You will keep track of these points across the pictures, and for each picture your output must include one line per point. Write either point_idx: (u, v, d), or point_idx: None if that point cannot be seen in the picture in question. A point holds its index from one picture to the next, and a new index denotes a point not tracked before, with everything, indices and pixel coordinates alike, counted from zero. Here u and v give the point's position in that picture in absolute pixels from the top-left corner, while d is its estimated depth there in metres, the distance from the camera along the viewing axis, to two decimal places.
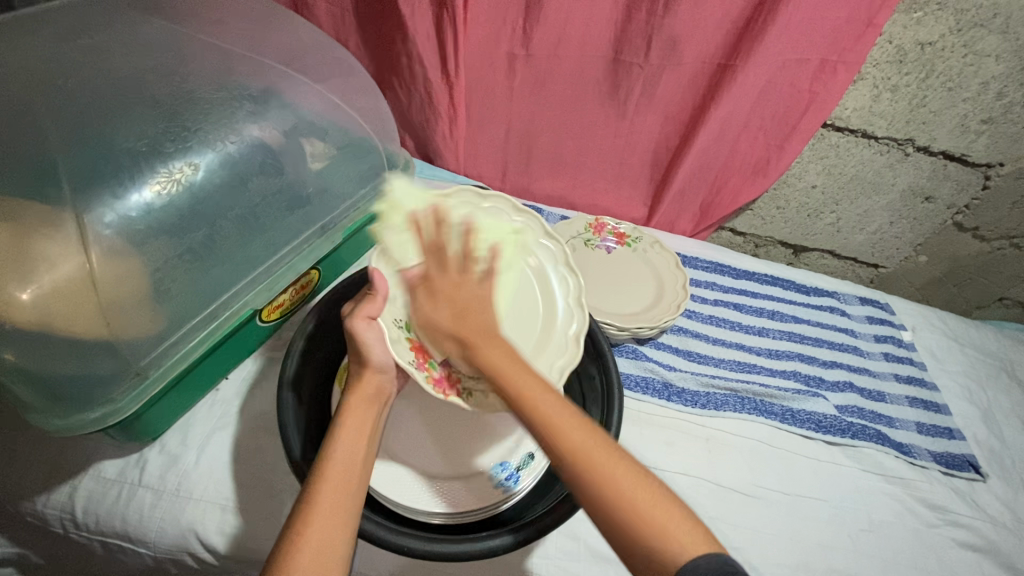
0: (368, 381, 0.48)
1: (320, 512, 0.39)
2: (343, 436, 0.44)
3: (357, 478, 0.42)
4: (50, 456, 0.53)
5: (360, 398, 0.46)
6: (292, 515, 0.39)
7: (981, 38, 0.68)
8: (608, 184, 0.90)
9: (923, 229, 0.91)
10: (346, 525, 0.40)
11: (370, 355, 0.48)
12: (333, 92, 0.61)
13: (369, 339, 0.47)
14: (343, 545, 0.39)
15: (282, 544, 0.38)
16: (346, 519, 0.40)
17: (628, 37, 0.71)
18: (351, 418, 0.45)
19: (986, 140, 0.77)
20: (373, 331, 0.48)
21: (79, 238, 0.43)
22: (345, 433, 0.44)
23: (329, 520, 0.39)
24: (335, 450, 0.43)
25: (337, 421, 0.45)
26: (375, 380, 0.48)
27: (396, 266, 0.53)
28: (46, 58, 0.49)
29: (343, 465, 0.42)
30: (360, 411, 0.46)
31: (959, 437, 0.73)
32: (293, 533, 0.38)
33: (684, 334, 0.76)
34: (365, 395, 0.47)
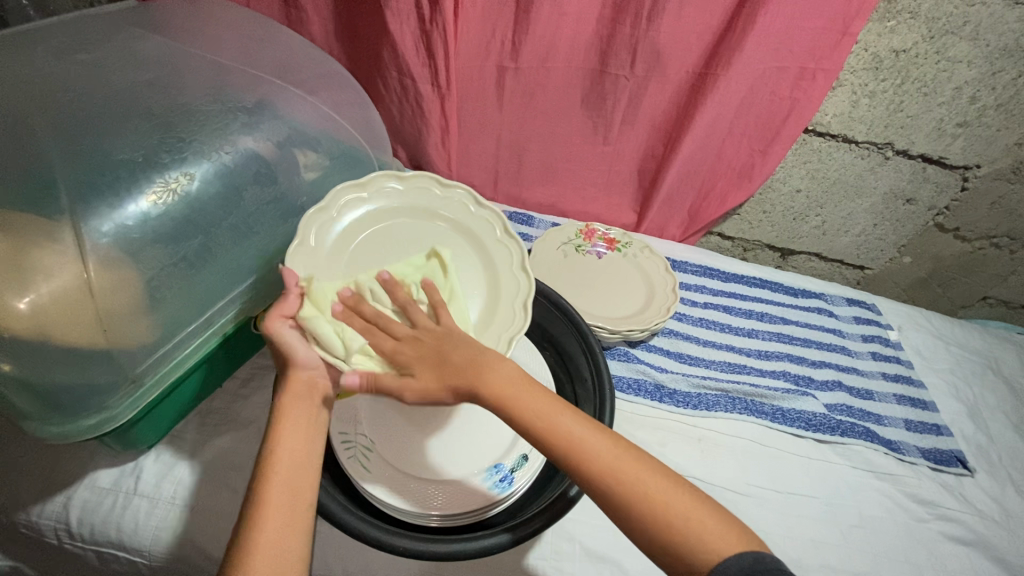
0: (296, 381, 0.48)
1: (266, 515, 0.40)
2: (281, 441, 0.44)
3: (302, 479, 0.43)
4: (44, 467, 0.53)
5: (294, 397, 0.47)
6: (241, 526, 0.40)
7: (953, 45, 0.70)
8: (597, 192, 0.92)
9: (906, 231, 0.93)
10: (295, 526, 0.41)
11: (296, 353, 0.48)
12: (325, 104, 0.62)
13: (288, 340, 0.48)
14: (295, 546, 0.40)
15: (234, 549, 0.39)
16: (294, 520, 0.41)
17: (613, 49, 0.73)
18: (287, 420, 0.46)
19: (962, 143, 0.80)
20: (292, 332, 0.48)
21: (76, 247, 0.43)
22: (281, 435, 0.45)
23: (275, 522, 0.40)
24: (274, 454, 0.44)
25: (272, 424, 0.46)
26: (303, 378, 0.48)
27: (317, 259, 0.52)
28: (44, 72, 0.51)
29: (283, 467, 0.43)
30: (294, 411, 0.46)
31: (946, 433, 0.74)
32: (240, 539, 0.40)
33: (675, 336, 0.77)
34: (296, 393, 0.47)
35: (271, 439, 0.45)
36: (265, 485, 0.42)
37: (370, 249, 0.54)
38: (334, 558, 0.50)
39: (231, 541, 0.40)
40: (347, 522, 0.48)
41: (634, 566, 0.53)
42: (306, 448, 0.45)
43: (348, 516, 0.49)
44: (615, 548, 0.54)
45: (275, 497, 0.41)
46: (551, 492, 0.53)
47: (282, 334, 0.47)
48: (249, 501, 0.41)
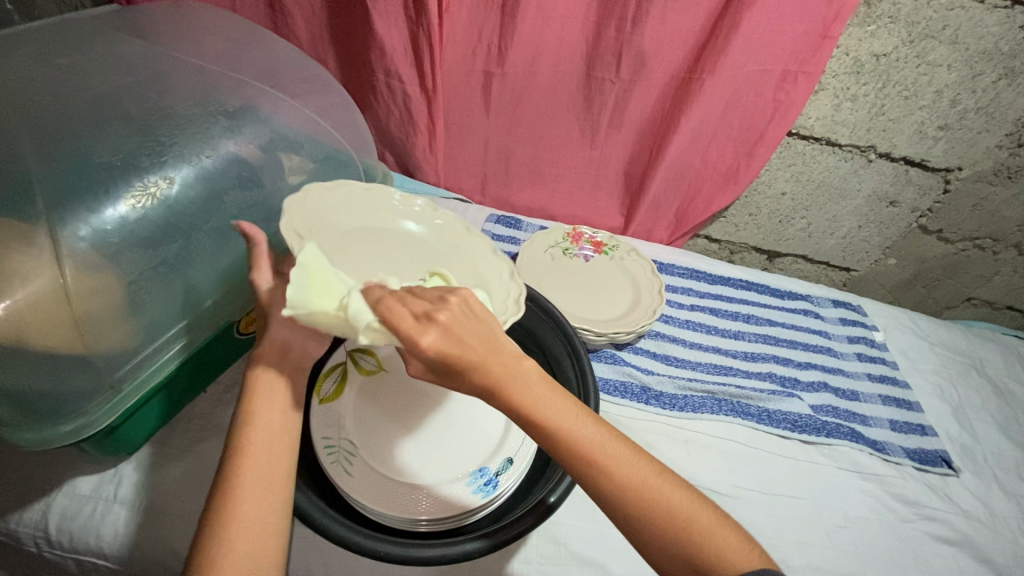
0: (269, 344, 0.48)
1: (243, 480, 0.40)
2: (256, 409, 0.44)
3: (279, 446, 0.43)
4: (22, 474, 0.52)
5: (266, 362, 0.47)
6: (215, 493, 0.40)
7: (933, 49, 0.71)
8: (584, 195, 0.92)
9: (890, 233, 0.94)
10: (273, 491, 0.41)
11: (266, 291, 0.49)
12: (309, 107, 0.62)
13: (263, 262, 0.50)
14: (273, 511, 0.41)
15: (211, 514, 0.39)
16: (272, 485, 0.41)
17: (599, 53, 0.74)
18: (261, 386, 0.46)
19: (943, 145, 0.81)
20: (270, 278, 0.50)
21: (52, 251, 0.43)
22: (256, 403, 0.45)
23: (255, 487, 0.40)
24: (250, 421, 0.44)
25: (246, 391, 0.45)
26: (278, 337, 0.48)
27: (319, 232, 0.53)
28: (22, 76, 0.50)
29: (259, 434, 0.43)
30: (266, 376, 0.46)
31: (931, 433, 0.75)
32: (218, 504, 0.40)
33: (661, 338, 0.78)
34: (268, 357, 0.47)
35: (246, 405, 0.44)
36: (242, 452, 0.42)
37: (365, 246, 0.56)
38: (317, 564, 0.50)
39: (207, 509, 0.40)
40: (331, 528, 0.47)
41: (620, 569, 0.53)
42: (282, 415, 0.45)
43: (331, 522, 0.48)
44: (601, 550, 0.54)
45: (252, 462, 0.41)
46: (536, 497, 0.52)
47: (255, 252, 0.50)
48: (224, 469, 0.41)
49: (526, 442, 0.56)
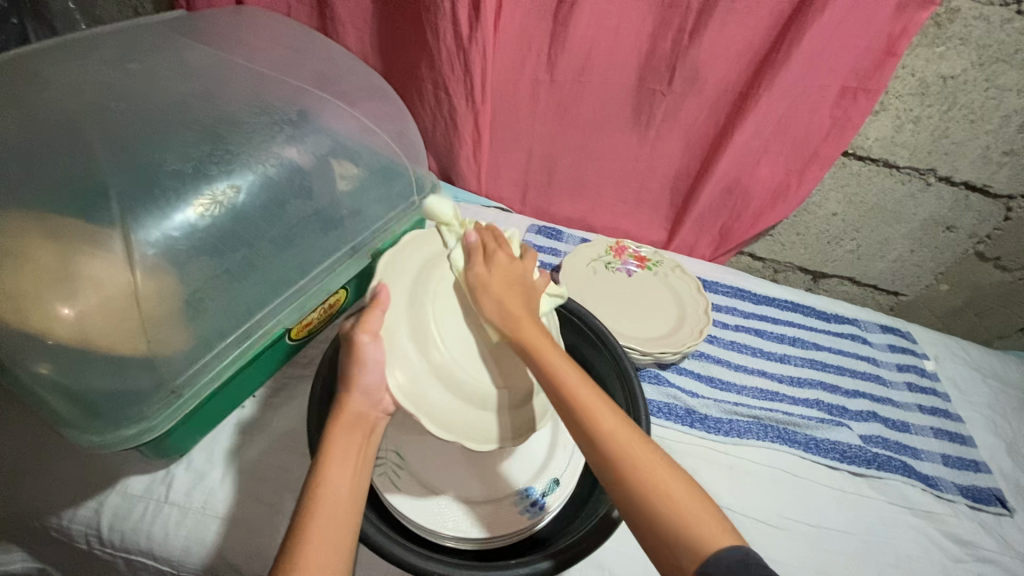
0: (350, 411, 0.45)
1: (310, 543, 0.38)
2: (327, 472, 0.42)
3: (348, 510, 0.41)
4: (76, 472, 0.53)
5: (341, 427, 0.44)
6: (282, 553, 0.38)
7: (1004, 72, 0.68)
8: (628, 208, 0.91)
9: (943, 258, 0.91)
10: (338, 556, 0.38)
11: (363, 377, 0.45)
12: (366, 116, 0.62)
13: (365, 354, 0.45)
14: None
15: (281, 562, 0.37)
16: (337, 552, 0.38)
17: (651, 66, 0.73)
18: (334, 451, 0.43)
19: (1007, 171, 0.78)
20: (375, 346, 0.46)
21: (125, 256, 0.43)
22: (330, 463, 0.42)
23: (323, 543, 0.38)
24: (322, 480, 0.41)
25: (320, 454, 0.43)
26: (356, 407, 0.45)
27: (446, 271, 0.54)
28: (94, 82, 0.51)
29: (327, 499, 0.40)
30: (344, 439, 0.44)
31: (985, 470, 0.72)
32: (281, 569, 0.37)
33: (706, 360, 0.76)
34: (347, 424, 0.45)
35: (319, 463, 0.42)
36: (312, 514, 0.39)
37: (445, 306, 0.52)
38: None
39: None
40: (384, 547, 0.45)
41: None
42: (354, 479, 0.42)
43: (384, 541, 0.46)
44: None
45: (321, 521, 0.39)
46: (581, 523, 0.50)
47: (363, 348, 0.45)
48: (295, 524, 0.39)
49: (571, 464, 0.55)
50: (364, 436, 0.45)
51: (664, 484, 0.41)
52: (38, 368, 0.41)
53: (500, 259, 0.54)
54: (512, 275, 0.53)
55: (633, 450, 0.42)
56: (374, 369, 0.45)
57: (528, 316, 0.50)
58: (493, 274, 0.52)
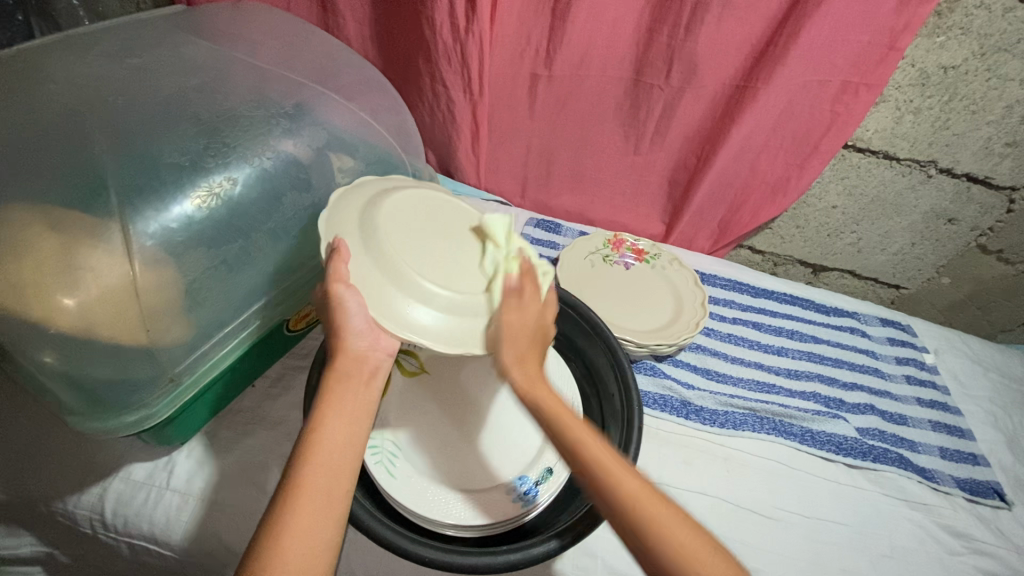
0: (344, 357, 0.45)
1: (302, 496, 0.38)
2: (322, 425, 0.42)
3: (347, 458, 0.41)
4: (79, 459, 0.54)
5: (336, 379, 0.44)
6: (274, 504, 0.38)
7: (1005, 62, 0.68)
8: (626, 201, 0.91)
9: (946, 251, 0.90)
10: (333, 500, 0.39)
11: (349, 324, 0.44)
12: (362, 110, 0.63)
13: (347, 304, 0.43)
14: (331, 520, 0.39)
15: (279, 501, 0.39)
16: (333, 495, 0.40)
17: (649, 60, 0.72)
18: (330, 403, 0.43)
19: (1010, 163, 0.77)
20: (354, 295, 0.43)
21: (123, 247, 0.44)
22: (325, 415, 0.42)
23: (313, 495, 0.39)
24: (320, 426, 0.42)
25: (318, 399, 0.43)
26: (353, 353, 0.45)
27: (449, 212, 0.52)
28: (94, 76, 0.52)
29: (323, 450, 0.41)
30: (341, 386, 0.44)
31: (983, 463, 0.72)
32: (272, 522, 0.37)
33: (702, 352, 0.77)
34: (343, 371, 0.44)
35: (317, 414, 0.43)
36: (309, 460, 0.40)
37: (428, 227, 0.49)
38: (357, 563, 0.51)
39: (262, 525, 0.38)
40: (378, 532, 0.47)
41: None
42: (352, 426, 0.43)
43: (380, 526, 0.47)
44: (638, 567, 0.53)
45: (318, 467, 0.40)
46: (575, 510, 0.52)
47: (340, 298, 0.43)
48: (292, 469, 0.40)
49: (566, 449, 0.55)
50: (362, 385, 0.45)
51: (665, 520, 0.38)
52: (42, 358, 0.42)
53: (512, 300, 0.46)
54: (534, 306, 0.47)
55: (625, 477, 0.39)
56: (357, 315, 0.44)
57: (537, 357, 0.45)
58: (509, 319, 0.45)
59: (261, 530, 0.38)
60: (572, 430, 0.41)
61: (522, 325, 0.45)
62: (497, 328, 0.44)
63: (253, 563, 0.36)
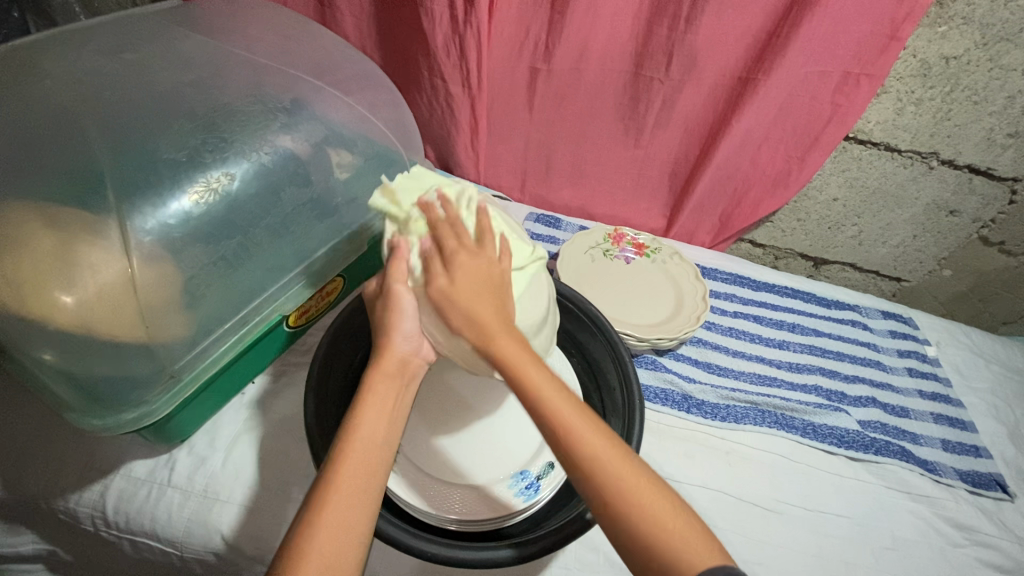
0: (391, 357, 0.46)
1: (337, 491, 0.39)
2: (361, 421, 0.42)
3: (380, 458, 0.41)
4: (81, 456, 0.54)
5: (381, 376, 0.45)
6: (309, 499, 0.39)
7: (1007, 52, 0.67)
8: (626, 196, 0.91)
9: (947, 243, 0.90)
10: (368, 499, 0.39)
11: (400, 325, 0.47)
12: (360, 104, 0.62)
13: (402, 304, 0.47)
14: (364, 518, 0.39)
15: (313, 495, 0.39)
16: (366, 492, 0.39)
17: (649, 52, 0.72)
18: (371, 400, 0.43)
19: (1012, 153, 0.76)
20: (410, 296, 0.47)
21: (121, 244, 0.44)
22: (364, 411, 0.42)
23: (349, 491, 0.39)
24: (357, 424, 0.42)
25: (359, 398, 0.43)
26: (399, 354, 0.46)
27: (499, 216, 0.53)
28: (90, 72, 0.52)
29: (359, 448, 0.41)
30: (384, 387, 0.44)
31: (985, 455, 0.71)
32: (307, 515, 0.38)
33: (703, 346, 0.77)
34: (390, 371, 0.45)
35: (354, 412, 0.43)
36: (343, 457, 0.40)
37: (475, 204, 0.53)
38: None
39: (295, 520, 0.38)
40: (380, 526, 0.47)
41: None
42: (388, 426, 0.43)
43: (381, 521, 0.47)
44: None
45: (352, 463, 0.40)
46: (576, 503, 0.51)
47: (400, 297, 0.47)
48: (327, 466, 0.40)
49: None
50: (404, 384, 0.45)
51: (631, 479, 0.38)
52: (42, 355, 0.42)
53: (463, 256, 0.46)
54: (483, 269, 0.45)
55: (591, 437, 0.39)
56: (411, 317, 0.47)
57: (492, 305, 0.44)
58: (458, 278, 0.44)
59: (295, 524, 0.38)
60: (537, 391, 0.40)
61: (474, 280, 0.45)
62: (449, 288, 0.44)
63: (285, 556, 0.36)
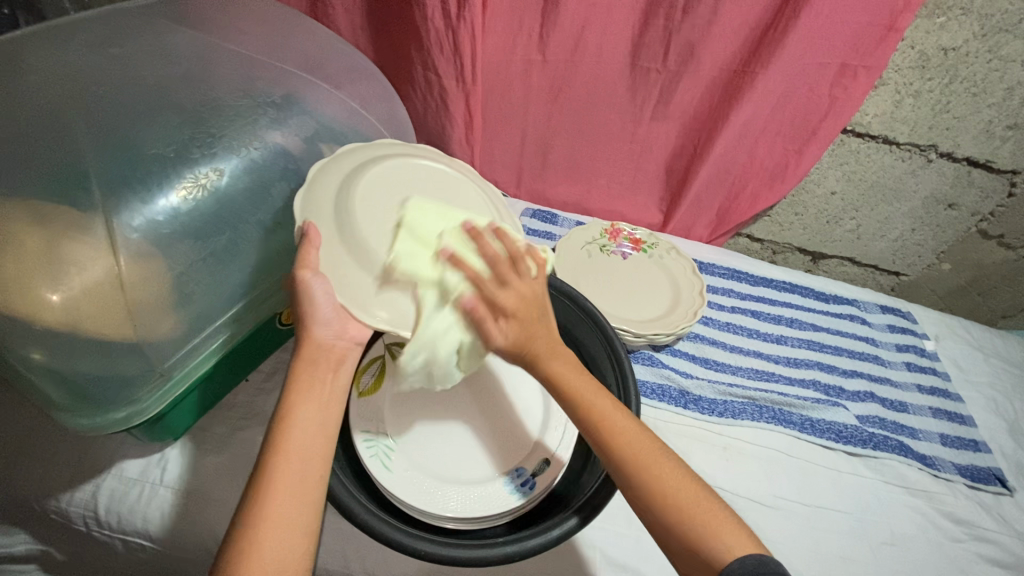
0: (311, 344, 0.45)
1: (277, 483, 0.38)
2: (296, 414, 0.42)
3: (317, 448, 0.41)
4: (71, 456, 0.53)
5: (305, 365, 0.44)
6: (248, 493, 0.38)
7: (1006, 43, 0.67)
8: (623, 190, 0.90)
9: (946, 237, 0.90)
10: (310, 488, 0.40)
11: (315, 311, 0.44)
12: (352, 99, 0.62)
13: (316, 292, 0.43)
14: (308, 510, 0.39)
15: (252, 491, 0.38)
16: (307, 483, 0.39)
17: (644, 45, 0.71)
18: (302, 390, 0.43)
19: (1011, 146, 0.76)
20: (319, 282, 0.43)
21: (107, 241, 0.43)
22: (297, 402, 0.42)
23: (291, 480, 0.39)
24: (290, 416, 0.41)
25: (287, 390, 0.43)
26: (319, 341, 0.45)
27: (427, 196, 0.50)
28: (76, 67, 0.51)
29: (297, 439, 0.40)
30: (309, 376, 0.44)
31: (984, 449, 0.71)
32: (250, 507, 0.37)
33: (701, 341, 0.76)
34: (313, 358, 0.44)
35: (286, 406, 0.42)
36: (277, 450, 0.40)
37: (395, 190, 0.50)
38: (353, 557, 0.50)
39: (237, 515, 0.38)
40: (373, 527, 0.47)
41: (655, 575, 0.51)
42: (323, 414, 0.43)
43: (374, 521, 0.47)
44: (637, 558, 0.52)
45: (288, 456, 0.40)
46: (572, 502, 0.51)
47: (309, 287, 0.43)
48: (263, 460, 0.39)
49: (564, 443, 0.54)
50: (329, 372, 0.45)
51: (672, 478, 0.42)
52: (29, 354, 0.41)
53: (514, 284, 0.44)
54: (528, 295, 0.44)
55: (639, 441, 0.43)
56: (325, 300, 0.44)
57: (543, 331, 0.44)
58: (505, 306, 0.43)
59: (236, 523, 0.37)
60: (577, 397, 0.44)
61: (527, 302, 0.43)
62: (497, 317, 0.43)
63: (232, 552, 0.36)
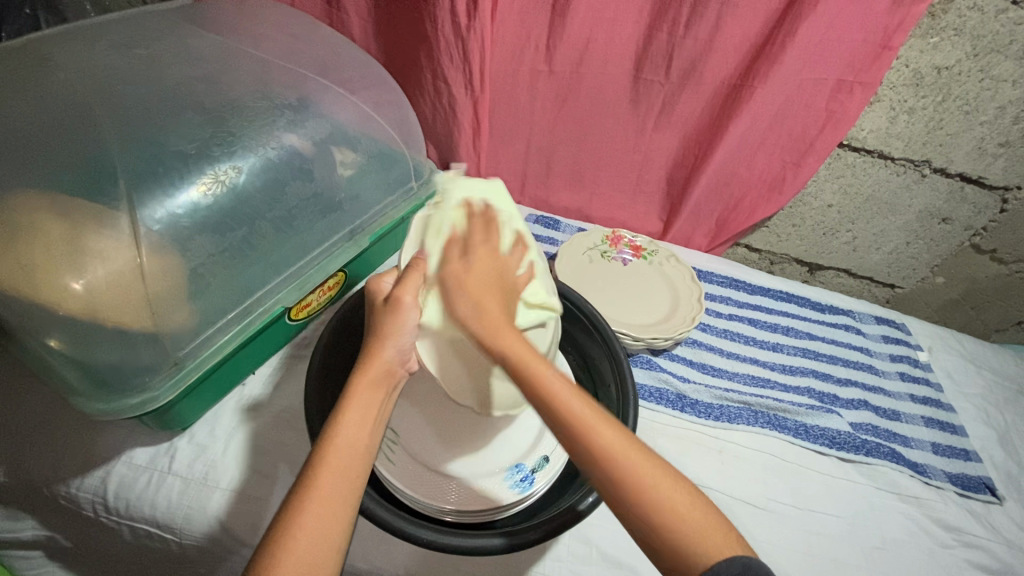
0: (377, 365, 0.46)
1: (315, 498, 0.39)
2: (342, 430, 0.43)
3: (358, 465, 0.42)
4: (81, 443, 0.55)
5: (366, 380, 0.46)
6: (287, 505, 0.39)
7: (997, 63, 0.69)
8: (625, 199, 0.92)
9: (940, 251, 0.92)
10: (342, 506, 0.40)
11: (398, 334, 0.48)
12: (365, 103, 0.64)
13: (406, 323, 0.49)
14: (338, 530, 0.39)
15: (291, 503, 0.39)
16: (341, 502, 0.40)
17: (648, 56, 0.73)
18: (354, 405, 0.44)
19: (1003, 163, 0.78)
20: (414, 311, 0.49)
21: (130, 234, 0.45)
22: (348, 418, 0.43)
23: (329, 496, 0.40)
24: (335, 436, 0.42)
25: (341, 405, 0.44)
26: (385, 362, 0.47)
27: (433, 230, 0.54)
28: (103, 67, 0.53)
29: (340, 456, 0.41)
30: (366, 393, 0.45)
31: (975, 459, 0.72)
32: (286, 518, 0.38)
33: (698, 347, 0.78)
34: (375, 376, 0.46)
35: (335, 420, 0.43)
36: (322, 464, 0.41)
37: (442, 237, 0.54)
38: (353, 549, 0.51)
39: (273, 526, 0.38)
40: (378, 515, 0.48)
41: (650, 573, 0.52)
42: (368, 434, 0.44)
43: (378, 509, 0.48)
44: (635, 555, 0.53)
45: (329, 475, 0.40)
46: (570, 496, 0.52)
47: (407, 312, 0.49)
48: (305, 474, 0.40)
49: (562, 442, 0.57)
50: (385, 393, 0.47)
51: (606, 437, 0.38)
52: (49, 341, 0.43)
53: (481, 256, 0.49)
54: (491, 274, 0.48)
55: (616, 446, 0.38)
56: (411, 331, 0.49)
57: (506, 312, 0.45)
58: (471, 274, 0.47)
59: (270, 533, 0.38)
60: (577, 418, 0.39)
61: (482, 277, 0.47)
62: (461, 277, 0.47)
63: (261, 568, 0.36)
